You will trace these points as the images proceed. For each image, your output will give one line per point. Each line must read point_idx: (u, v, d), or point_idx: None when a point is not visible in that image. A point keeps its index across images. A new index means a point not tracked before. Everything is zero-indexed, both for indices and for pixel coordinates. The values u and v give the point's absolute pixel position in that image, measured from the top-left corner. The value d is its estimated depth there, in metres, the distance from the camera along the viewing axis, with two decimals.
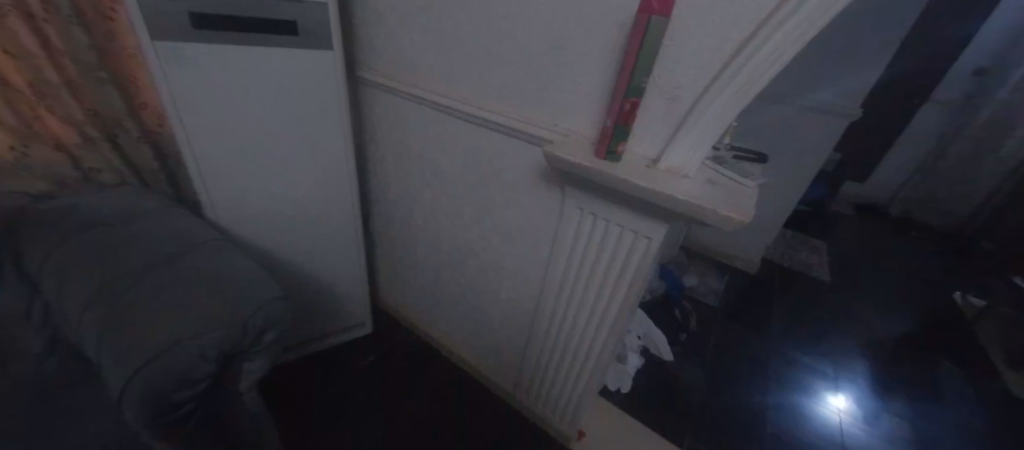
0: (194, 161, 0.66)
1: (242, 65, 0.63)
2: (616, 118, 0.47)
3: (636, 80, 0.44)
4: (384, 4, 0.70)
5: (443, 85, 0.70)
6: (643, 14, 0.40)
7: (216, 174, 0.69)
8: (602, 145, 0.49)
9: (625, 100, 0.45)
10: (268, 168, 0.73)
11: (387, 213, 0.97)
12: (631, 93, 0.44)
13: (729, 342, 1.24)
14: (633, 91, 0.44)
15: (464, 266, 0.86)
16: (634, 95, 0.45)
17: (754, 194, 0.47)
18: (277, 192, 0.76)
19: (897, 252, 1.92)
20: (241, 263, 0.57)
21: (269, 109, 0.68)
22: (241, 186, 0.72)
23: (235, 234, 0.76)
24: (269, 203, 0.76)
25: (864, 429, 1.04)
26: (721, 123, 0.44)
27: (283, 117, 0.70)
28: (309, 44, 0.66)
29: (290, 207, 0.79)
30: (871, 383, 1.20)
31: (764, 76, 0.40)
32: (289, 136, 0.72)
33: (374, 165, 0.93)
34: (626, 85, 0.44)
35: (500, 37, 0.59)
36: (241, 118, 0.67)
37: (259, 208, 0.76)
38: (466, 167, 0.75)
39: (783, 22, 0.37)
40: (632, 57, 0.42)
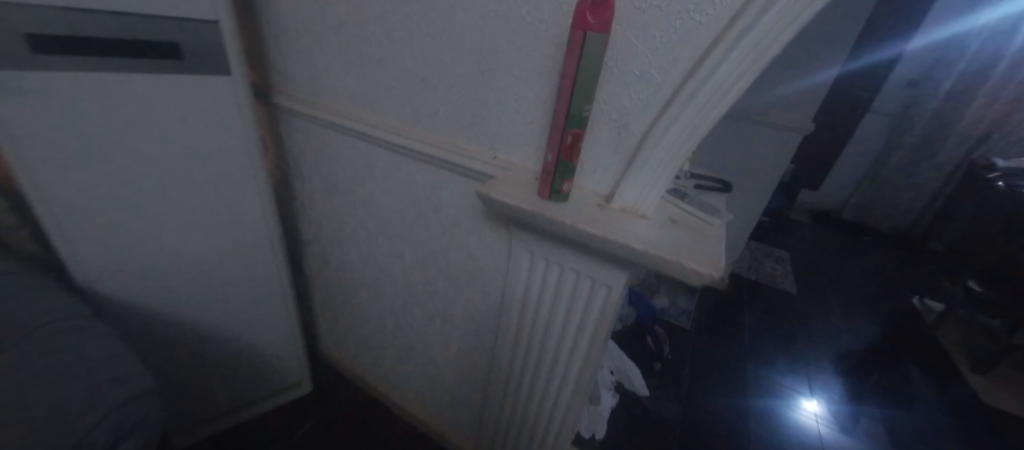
0: (52, 217, 0.53)
1: (109, 97, 0.51)
2: (556, 152, 0.39)
3: (576, 108, 0.36)
4: (296, 23, 0.61)
5: (368, 113, 0.61)
6: (577, 30, 0.33)
7: (86, 230, 0.55)
8: (545, 183, 0.41)
9: (567, 131, 0.37)
10: (160, 217, 0.61)
11: (322, 256, 0.85)
12: (571, 123, 0.37)
13: (704, 366, 1.19)
14: (573, 120, 0.37)
15: (410, 315, 0.76)
16: (576, 125, 0.37)
17: (723, 234, 0.40)
18: (174, 245, 0.64)
19: (855, 257, 1.98)
20: (116, 353, 0.47)
21: (155, 148, 0.57)
22: (122, 240, 0.59)
23: (113, 302, 0.61)
24: (164, 258, 0.63)
25: (833, 426, 1.09)
26: (681, 156, 0.38)
27: (173, 156, 0.58)
28: (199, 69, 0.55)
29: (187, 261, 0.66)
30: (843, 390, 1.22)
31: (726, 99, 0.34)
32: (184, 177, 0.60)
33: (302, 203, 0.81)
34: (566, 113, 0.37)
35: (426, 59, 0.51)
36: (117, 161, 0.54)
37: (151, 265, 0.63)
38: (402, 206, 0.65)
39: (738, 39, 0.31)
40: (570, 80, 0.35)
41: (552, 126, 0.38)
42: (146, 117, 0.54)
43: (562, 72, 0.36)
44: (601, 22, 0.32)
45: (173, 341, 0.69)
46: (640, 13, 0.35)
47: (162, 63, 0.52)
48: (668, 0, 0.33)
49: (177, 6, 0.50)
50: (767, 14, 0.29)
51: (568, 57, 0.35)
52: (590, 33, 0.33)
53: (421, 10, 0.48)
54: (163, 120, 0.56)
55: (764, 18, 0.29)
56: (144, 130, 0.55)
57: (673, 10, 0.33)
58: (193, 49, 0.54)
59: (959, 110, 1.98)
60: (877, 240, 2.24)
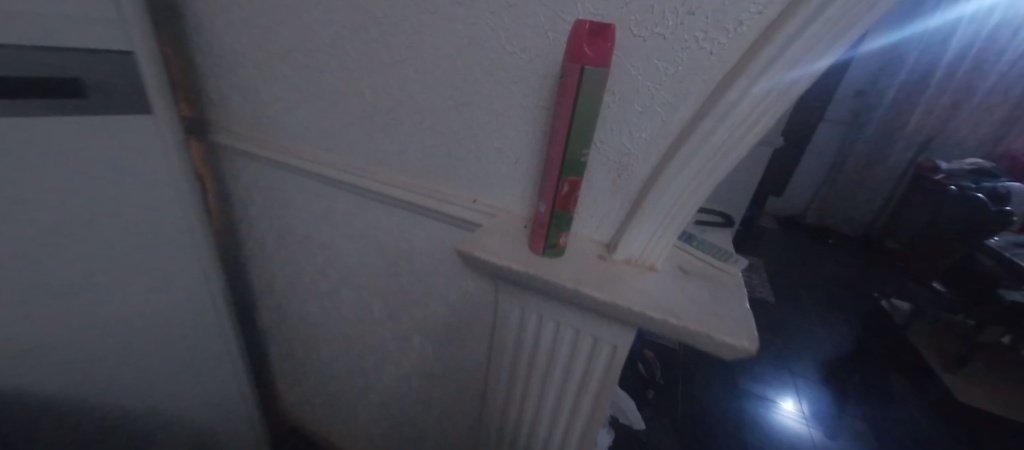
0: None
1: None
2: (550, 202, 0.33)
3: (572, 154, 0.31)
4: (234, 51, 0.52)
5: (325, 152, 0.53)
6: (571, 65, 0.28)
7: None
8: (539, 237, 0.36)
9: (562, 180, 0.32)
10: (68, 290, 0.49)
11: (277, 309, 0.75)
12: (568, 170, 0.31)
13: (692, 387, 1.17)
14: (569, 166, 0.31)
15: (382, 373, 0.67)
16: (572, 172, 0.32)
17: (743, 287, 0.35)
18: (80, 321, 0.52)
19: (822, 261, 2.06)
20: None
21: (59, 209, 0.46)
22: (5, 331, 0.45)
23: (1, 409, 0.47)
24: (77, 338, 0.52)
25: (814, 425, 1.11)
26: (695, 201, 0.33)
27: (75, 215, 0.47)
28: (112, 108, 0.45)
29: (101, 336, 0.54)
30: (824, 392, 1.24)
31: (746, 139, 0.29)
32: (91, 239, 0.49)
33: (251, 251, 0.71)
34: (561, 160, 0.31)
35: (389, 92, 0.44)
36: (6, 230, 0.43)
37: (58, 349, 0.50)
38: (369, 254, 0.57)
39: (761, 73, 0.26)
40: (565, 123, 0.30)
41: (544, 173, 0.33)
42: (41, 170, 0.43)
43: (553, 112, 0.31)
44: (601, 54, 0.27)
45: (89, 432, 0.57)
46: (642, 41, 0.30)
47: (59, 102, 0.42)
48: (674, 27, 0.29)
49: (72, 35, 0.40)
50: (794, 43, 0.25)
51: (560, 95, 0.30)
52: (587, 69, 0.27)
53: (382, 37, 0.42)
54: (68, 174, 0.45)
55: (791, 48, 0.25)
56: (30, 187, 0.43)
57: (680, 38, 0.29)
58: (102, 85, 0.44)
59: (903, 118, 2.16)
60: (840, 243, 2.34)
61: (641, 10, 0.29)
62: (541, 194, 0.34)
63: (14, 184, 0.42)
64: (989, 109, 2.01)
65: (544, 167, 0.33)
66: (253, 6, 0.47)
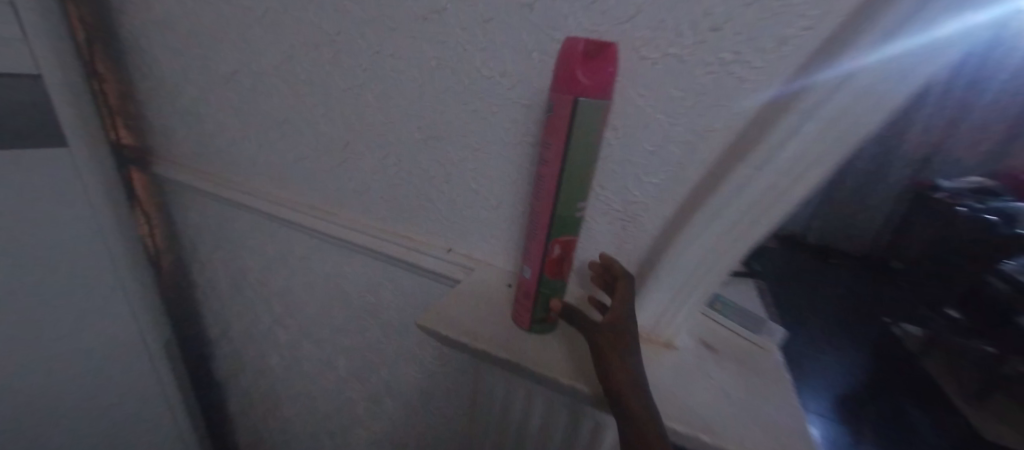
0: None
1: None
2: (537, 268, 0.27)
3: (564, 210, 0.24)
4: (175, 73, 0.45)
5: (277, 188, 0.46)
6: (560, 99, 0.21)
7: None
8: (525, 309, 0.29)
9: (552, 241, 0.25)
10: None
11: (234, 360, 0.65)
12: (558, 231, 0.25)
13: None
14: (559, 225, 0.25)
15: (350, 436, 0.58)
16: (565, 232, 0.25)
17: (785, 369, 0.29)
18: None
19: (826, 282, 2.00)
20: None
21: None
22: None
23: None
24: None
25: None
26: (722, 268, 0.25)
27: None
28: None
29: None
30: (837, 424, 1.16)
31: (791, 192, 0.22)
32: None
33: (203, 295, 0.62)
34: (549, 218, 0.25)
35: (347, 121, 0.37)
36: None
37: None
38: (332, 305, 0.49)
39: (817, 108, 0.19)
40: (553, 171, 0.23)
41: (529, 231, 0.27)
42: None
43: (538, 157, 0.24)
44: (600, 84, 0.20)
45: None
46: (652, 64, 0.23)
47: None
48: (693, 46, 0.22)
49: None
50: (861, 67, 0.18)
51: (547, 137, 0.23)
52: (581, 104, 0.21)
53: (336, 57, 0.35)
54: None
55: (858, 74, 0.18)
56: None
57: (701, 60, 0.22)
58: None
59: (903, 135, 2.17)
60: (843, 262, 2.29)
61: (649, 26, 0.22)
62: (526, 257, 0.27)
63: None
64: (988, 128, 2.05)
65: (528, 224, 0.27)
66: (192, 21, 0.41)
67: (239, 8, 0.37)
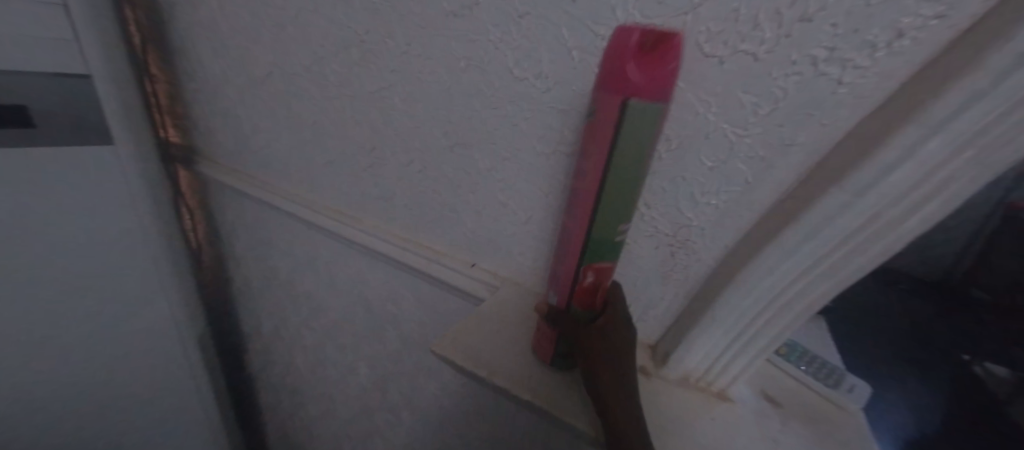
0: None
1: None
2: (566, 294, 0.24)
3: (601, 233, 0.21)
4: (216, 74, 0.46)
5: (306, 191, 0.45)
6: (606, 100, 0.18)
7: None
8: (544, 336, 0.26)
9: (584, 268, 0.22)
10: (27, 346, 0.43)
11: (264, 357, 0.67)
12: (591, 257, 0.22)
13: None
14: (594, 250, 0.22)
15: (369, 443, 0.57)
16: (602, 258, 0.22)
17: (873, 438, 0.24)
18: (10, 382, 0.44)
19: (892, 309, 1.80)
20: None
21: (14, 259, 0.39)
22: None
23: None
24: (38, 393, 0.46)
25: None
26: (798, 309, 0.21)
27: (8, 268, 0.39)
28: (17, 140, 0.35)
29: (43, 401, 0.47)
30: None
31: (902, 223, 0.17)
32: (31, 298, 0.41)
33: (237, 291, 0.64)
34: (582, 242, 0.21)
35: (373, 125, 0.36)
36: None
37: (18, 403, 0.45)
38: (355, 313, 0.48)
39: (947, 123, 0.14)
40: (591, 187, 0.20)
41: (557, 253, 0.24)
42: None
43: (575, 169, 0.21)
44: (658, 83, 0.16)
45: None
46: (718, 63, 0.19)
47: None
48: (774, 41, 0.17)
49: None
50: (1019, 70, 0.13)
51: (587, 145, 0.20)
52: (631, 107, 0.17)
53: (363, 58, 0.33)
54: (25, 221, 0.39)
55: (1012, 78, 0.13)
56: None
57: (784, 58, 0.18)
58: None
59: None
60: (913, 288, 2.06)
61: (716, 16, 0.18)
62: (555, 280, 0.24)
63: None
64: None
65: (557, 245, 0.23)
66: (232, 24, 0.41)
67: (273, 10, 0.37)
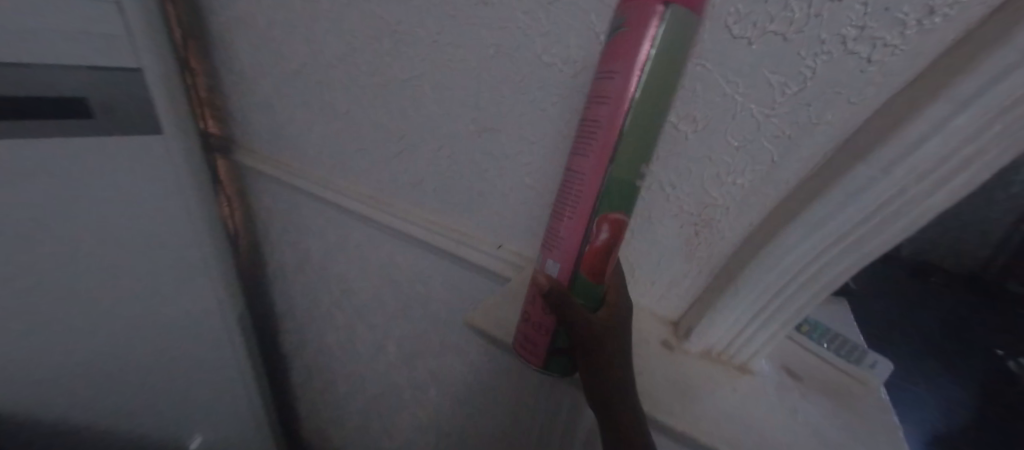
0: None
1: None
2: (571, 263, 0.23)
3: (621, 169, 0.21)
4: (253, 66, 0.48)
5: (339, 178, 0.47)
6: (642, 10, 0.18)
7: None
8: (537, 332, 0.25)
9: (599, 219, 0.22)
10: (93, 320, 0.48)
11: (296, 336, 0.70)
12: (608, 204, 0.21)
13: None
14: (612, 193, 0.21)
15: (397, 418, 0.61)
16: (617, 208, 0.22)
17: (893, 413, 0.25)
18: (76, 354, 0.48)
19: (921, 302, 1.74)
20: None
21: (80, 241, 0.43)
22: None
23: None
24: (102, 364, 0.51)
25: None
26: (821, 285, 0.22)
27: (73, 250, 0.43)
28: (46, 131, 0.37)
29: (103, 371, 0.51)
30: None
31: (929, 199, 0.18)
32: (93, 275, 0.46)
33: (272, 274, 0.67)
34: (600, 182, 0.21)
35: (404, 113, 0.37)
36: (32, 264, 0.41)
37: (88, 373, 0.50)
38: (385, 294, 0.51)
39: (976, 99, 0.15)
40: (616, 112, 0.20)
41: (566, 208, 0.23)
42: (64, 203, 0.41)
43: (591, 103, 0.21)
44: None
45: None
46: (747, 44, 0.20)
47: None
48: (804, 21, 0.18)
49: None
50: None
51: (611, 70, 0.20)
52: (670, 14, 0.18)
53: (395, 48, 0.35)
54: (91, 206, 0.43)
55: None
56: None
57: (813, 38, 0.18)
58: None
59: None
60: (944, 282, 1.99)
61: None
62: (558, 249, 0.24)
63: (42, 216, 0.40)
64: None
65: (564, 200, 0.23)
66: (269, 18, 0.43)
67: (309, 3, 0.38)
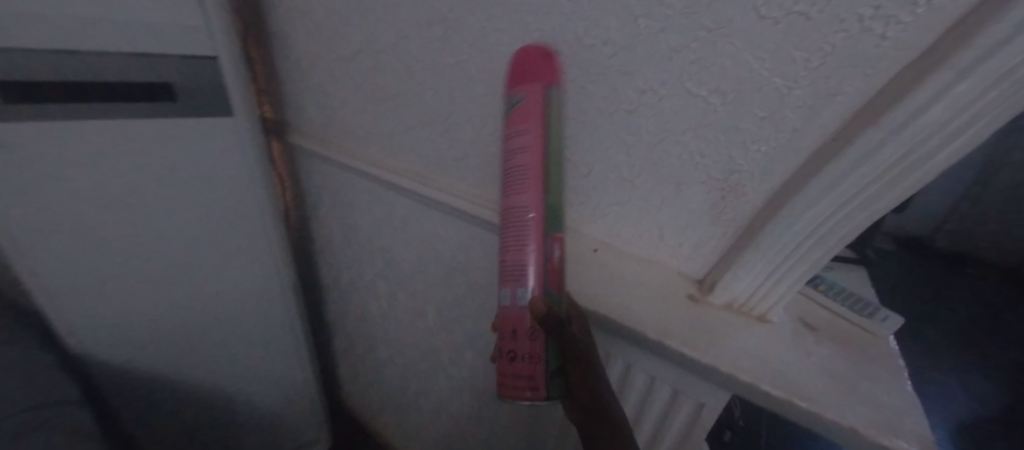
0: (53, 278, 0.48)
1: (4, 145, 0.40)
2: (537, 283, 0.29)
3: (554, 193, 0.29)
4: (307, 53, 0.53)
5: (386, 156, 0.52)
6: (530, 92, 0.29)
7: (90, 298, 0.51)
8: (528, 361, 0.28)
9: (549, 241, 0.29)
10: (171, 278, 0.55)
11: (340, 305, 0.77)
12: (552, 225, 0.29)
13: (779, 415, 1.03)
14: (552, 216, 0.29)
15: (433, 379, 0.66)
16: (557, 227, 0.29)
17: (902, 358, 0.27)
18: (161, 307, 0.56)
19: (955, 294, 1.69)
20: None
21: (164, 204, 0.50)
22: (93, 307, 0.51)
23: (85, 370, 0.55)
24: (179, 318, 0.58)
25: None
26: (834, 241, 0.24)
27: (160, 212, 0.51)
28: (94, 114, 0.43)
29: (175, 323, 0.58)
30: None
31: (931, 158, 0.20)
32: (174, 237, 0.53)
33: (319, 247, 0.73)
34: (541, 211, 0.28)
35: (451, 93, 0.41)
36: (128, 223, 0.49)
37: (166, 325, 0.57)
38: (426, 263, 0.55)
39: (976, 67, 0.17)
40: (538, 157, 0.28)
41: (519, 239, 0.29)
42: (153, 171, 0.48)
43: (513, 157, 0.29)
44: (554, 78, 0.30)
45: (169, 405, 0.63)
46: (773, 24, 0.22)
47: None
48: (824, 1, 0.20)
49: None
50: None
51: (523, 130, 0.29)
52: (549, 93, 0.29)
53: (445, 34, 0.38)
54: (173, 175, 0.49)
55: None
56: (84, 181, 0.45)
57: (834, 17, 0.20)
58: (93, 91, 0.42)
59: None
60: (981, 274, 1.92)
61: None
62: (523, 277, 0.29)
63: (139, 181, 0.48)
64: None
65: (517, 237, 0.29)
66: (325, 8, 0.47)
67: None
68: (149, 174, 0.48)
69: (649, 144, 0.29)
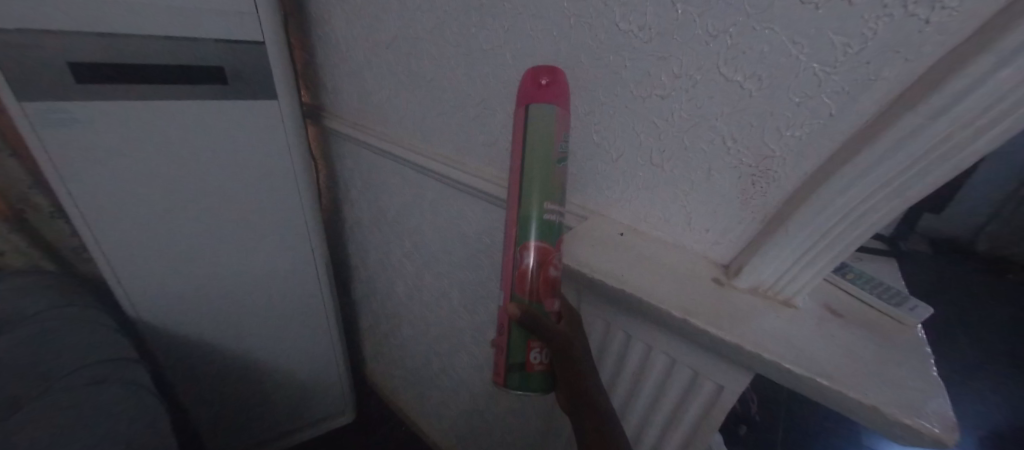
0: (115, 247, 0.52)
1: (82, 121, 0.44)
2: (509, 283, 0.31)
3: (528, 203, 0.30)
4: (345, 40, 0.55)
5: (417, 140, 0.54)
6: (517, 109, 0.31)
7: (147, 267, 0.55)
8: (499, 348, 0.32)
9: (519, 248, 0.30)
10: (217, 251, 0.59)
11: (368, 284, 0.80)
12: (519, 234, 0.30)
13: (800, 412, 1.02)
14: (525, 224, 0.30)
15: (455, 357, 0.69)
16: (525, 236, 0.30)
17: (928, 346, 0.27)
18: (207, 278, 0.60)
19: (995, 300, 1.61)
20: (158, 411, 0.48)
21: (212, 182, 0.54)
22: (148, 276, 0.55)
23: (141, 334, 0.60)
24: (223, 289, 0.62)
25: None
26: (863, 228, 0.25)
27: (208, 190, 0.54)
28: (130, 96, 0.45)
29: (219, 293, 0.62)
30: None
31: (972, 143, 0.20)
32: (220, 213, 0.56)
33: (350, 228, 0.77)
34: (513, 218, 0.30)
35: (483, 79, 0.42)
36: (180, 198, 0.53)
37: (211, 295, 0.61)
38: (453, 245, 0.57)
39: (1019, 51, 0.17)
40: (514, 170, 0.30)
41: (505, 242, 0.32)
42: (204, 150, 0.52)
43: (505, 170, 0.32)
44: (555, 86, 0.30)
45: (212, 370, 0.68)
46: (813, 9, 0.23)
47: (30, 90, 0.41)
48: None
49: (49, 16, 0.39)
50: None
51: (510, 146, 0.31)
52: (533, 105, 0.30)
53: (482, 20, 0.39)
54: (221, 155, 0.53)
55: None
56: (143, 157, 0.49)
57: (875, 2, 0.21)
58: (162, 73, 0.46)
59: None
60: None
61: None
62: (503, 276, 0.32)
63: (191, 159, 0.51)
64: None
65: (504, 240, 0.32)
66: None
67: None
68: (200, 153, 0.51)
69: (681, 129, 0.30)
